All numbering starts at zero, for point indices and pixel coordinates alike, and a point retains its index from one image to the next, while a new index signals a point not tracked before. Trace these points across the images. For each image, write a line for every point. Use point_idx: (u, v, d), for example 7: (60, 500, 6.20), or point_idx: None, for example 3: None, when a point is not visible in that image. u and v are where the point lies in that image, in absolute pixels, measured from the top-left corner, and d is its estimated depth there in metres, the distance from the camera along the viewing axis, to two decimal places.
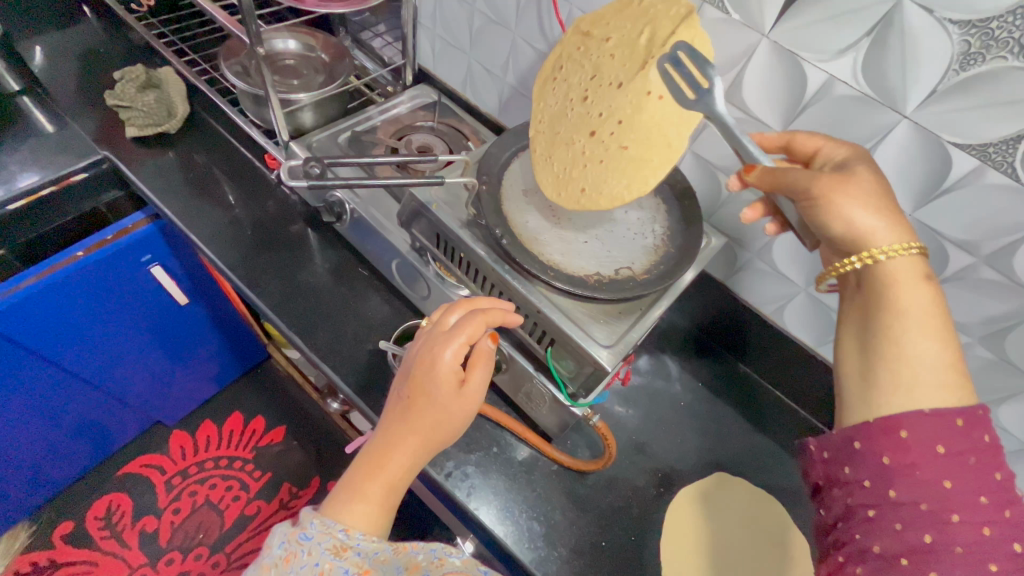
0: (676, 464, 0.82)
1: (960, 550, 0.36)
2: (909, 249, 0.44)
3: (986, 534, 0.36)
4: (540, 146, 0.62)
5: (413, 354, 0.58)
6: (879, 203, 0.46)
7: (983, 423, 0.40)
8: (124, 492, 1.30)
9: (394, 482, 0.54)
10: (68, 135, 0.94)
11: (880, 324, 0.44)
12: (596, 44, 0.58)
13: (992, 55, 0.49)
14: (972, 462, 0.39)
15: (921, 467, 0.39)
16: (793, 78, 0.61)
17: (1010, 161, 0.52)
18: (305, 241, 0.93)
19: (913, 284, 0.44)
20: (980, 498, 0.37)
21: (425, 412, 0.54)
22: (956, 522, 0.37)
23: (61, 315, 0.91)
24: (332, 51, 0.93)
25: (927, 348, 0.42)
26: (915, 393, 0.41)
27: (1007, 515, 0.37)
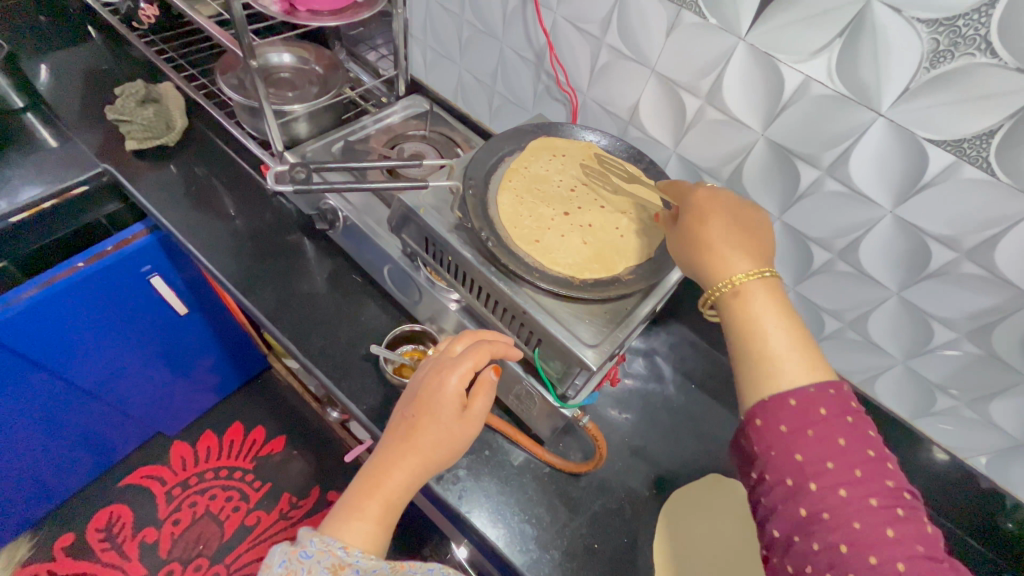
0: (670, 466, 0.82)
1: (827, 516, 0.40)
2: (758, 274, 0.52)
3: (843, 494, 0.41)
4: (517, 184, 0.70)
5: (418, 377, 0.60)
6: (737, 241, 0.54)
7: (818, 397, 0.44)
8: (125, 503, 1.30)
9: (391, 500, 0.53)
10: (71, 150, 0.96)
11: (734, 331, 0.50)
12: (594, 164, 0.73)
13: (961, 52, 0.50)
14: (814, 434, 0.43)
15: (776, 448, 0.44)
16: (771, 79, 0.62)
17: (984, 156, 0.53)
18: (301, 250, 0.95)
19: (757, 293, 0.51)
20: (827, 464, 0.42)
21: (428, 430, 0.55)
22: (814, 490, 0.41)
23: (64, 325, 0.93)
24: (326, 63, 0.95)
25: (776, 338, 0.48)
26: (760, 381, 0.47)
27: (857, 475, 0.41)
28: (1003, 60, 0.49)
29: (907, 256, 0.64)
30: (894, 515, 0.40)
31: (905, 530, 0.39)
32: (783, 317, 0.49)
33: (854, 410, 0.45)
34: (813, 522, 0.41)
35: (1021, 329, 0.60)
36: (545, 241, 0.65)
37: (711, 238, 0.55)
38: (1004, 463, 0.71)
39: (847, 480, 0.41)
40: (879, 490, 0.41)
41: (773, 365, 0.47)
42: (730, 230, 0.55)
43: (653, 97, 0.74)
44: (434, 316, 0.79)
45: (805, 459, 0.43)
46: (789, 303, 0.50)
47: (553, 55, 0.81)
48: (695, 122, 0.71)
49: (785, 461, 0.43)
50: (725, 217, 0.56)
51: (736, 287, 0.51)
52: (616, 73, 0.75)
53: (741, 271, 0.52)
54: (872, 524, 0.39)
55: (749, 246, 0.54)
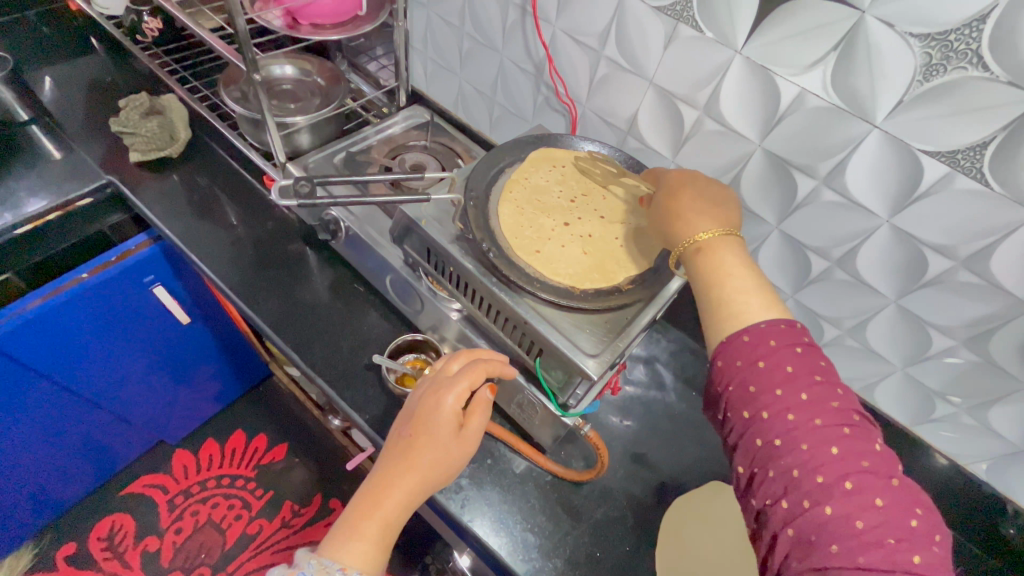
0: (672, 473, 0.82)
1: (778, 441, 0.44)
2: (718, 233, 0.56)
3: (792, 419, 0.44)
4: (517, 195, 0.70)
5: (416, 397, 0.61)
6: (702, 208, 0.59)
7: (768, 331, 0.48)
8: (127, 512, 1.30)
9: (390, 520, 0.54)
10: (75, 162, 0.97)
11: (698, 281, 0.55)
12: (594, 176, 0.74)
13: (953, 66, 0.51)
14: (765, 365, 0.47)
15: (734, 383, 0.48)
16: (767, 91, 0.63)
17: (978, 167, 0.54)
18: (303, 260, 0.96)
19: (718, 247, 0.55)
20: (776, 390, 0.45)
21: (426, 449, 0.56)
22: (765, 417, 0.45)
23: (68, 335, 0.93)
24: (327, 75, 0.96)
25: (734, 284, 0.52)
26: (723, 323, 0.51)
27: (803, 399, 0.44)
28: (994, 74, 0.50)
29: (905, 265, 0.64)
30: (841, 435, 0.42)
31: (849, 447, 0.42)
32: (741, 266, 0.54)
33: (803, 343, 0.48)
34: (768, 450, 0.44)
35: (1017, 337, 0.61)
36: (545, 251, 0.66)
37: (677, 209, 0.60)
38: (1004, 469, 0.72)
39: (795, 405, 0.44)
40: (825, 413, 0.43)
41: (731, 307, 0.51)
42: (695, 200, 0.60)
43: (651, 108, 0.75)
44: (435, 325, 0.80)
45: (758, 390, 0.46)
46: (747, 253, 0.55)
47: (551, 67, 0.82)
48: (692, 133, 0.72)
49: (741, 394, 0.47)
50: (691, 190, 0.61)
51: (697, 244, 0.56)
52: (614, 85, 0.76)
53: (704, 230, 0.57)
54: (818, 444, 0.42)
55: (712, 210, 0.59)
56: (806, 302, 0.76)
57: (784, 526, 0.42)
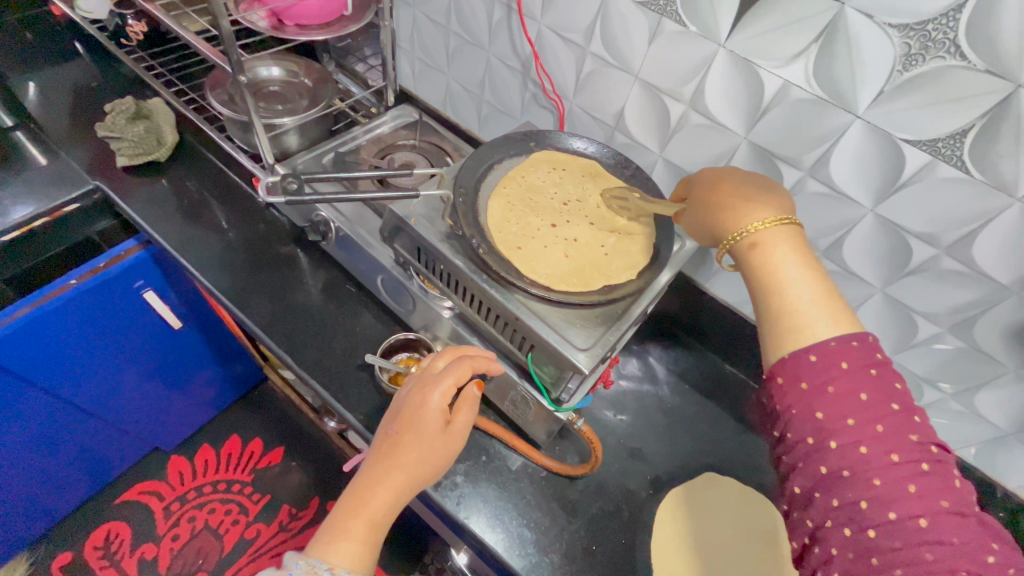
0: (666, 466, 0.83)
1: (847, 474, 0.41)
2: (778, 222, 0.52)
3: (864, 452, 0.41)
4: (511, 191, 0.71)
5: (402, 395, 0.62)
6: (755, 197, 0.55)
7: (840, 350, 0.44)
8: (122, 520, 1.30)
9: (376, 519, 0.54)
10: (62, 168, 0.97)
11: (755, 281, 0.51)
12: (593, 184, 0.74)
13: (932, 56, 0.52)
14: (835, 390, 0.43)
15: (797, 406, 0.45)
16: (751, 84, 0.64)
17: (959, 155, 0.55)
18: (294, 261, 0.95)
19: (774, 242, 0.51)
20: (848, 420, 0.42)
21: (412, 447, 0.56)
22: (833, 448, 0.42)
23: (57, 344, 0.93)
24: (315, 76, 0.96)
25: (794, 290, 0.48)
26: (783, 333, 0.47)
27: (878, 430, 0.41)
28: (971, 62, 0.50)
29: (890, 254, 0.65)
30: (918, 470, 0.40)
31: (927, 483, 0.39)
32: (803, 266, 0.49)
33: (879, 361, 0.44)
34: (833, 479, 0.42)
35: (1001, 322, 0.62)
36: (527, 249, 0.66)
37: (722, 199, 0.57)
38: (991, 454, 0.73)
39: (869, 437, 0.41)
40: (902, 446, 0.41)
41: (795, 317, 0.47)
42: (747, 190, 0.56)
43: (638, 104, 0.75)
44: (428, 324, 0.80)
45: (826, 417, 0.43)
46: (808, 248, 0.51)
47: (538, 64, 0.82)
48: (679, 127, 0.73)
49: (806, 419, 0.44)
50: (733, 178, 0.59)
51: (751, 238, 0.52)
52: (600, 80, 0.77)
53: (758, 220, 0.53)
54: (893, 480, 0.40)
55: (763, 197, 0.55)
56: None
57: (841, 550, 0.41)
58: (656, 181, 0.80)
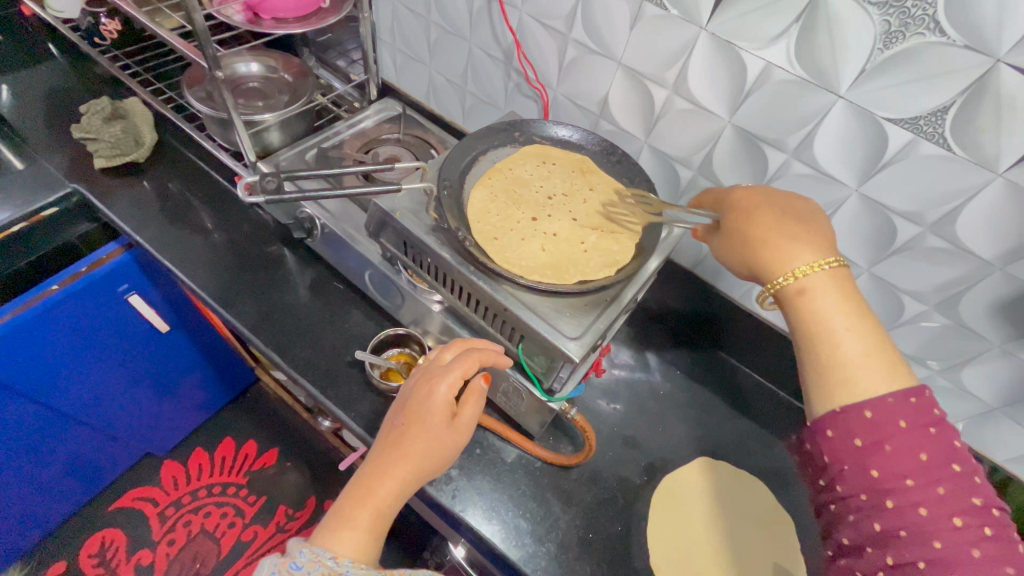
0: (661, 453, 0.83)
1: (904, 534, 0.40)
2: (825, 266, 0.50)
3: (924, 514, 0.39)
4: (496, 183, 0.71)
5: (408, 386, 0.61)
6: (796, 235, 0.52)
7: (897, 407, 0.43)
8: (117, 527, 1.28)
9: (382, 509, 0.53)
10: (38, 170, 0.94)
11: (802, 329, 0.49)
12: (581, 181, 0.72)
13: (911, 32, 0.52)
14: (892, 449, 0.42)
15: (849, 462, 0.43)
16: (733, 67, 0.63)
17: (941, 132, 0.55)
18: (281, 260, 0.94)
19: (823, 288, 0.49)
20: (907, 481, 0.41)
21: (418, 439, 0.55)
22: (890, 507, 0.41)
23: (42, 351, 0.91)
24: (295, 71, 0.95)
25: (846, 341, 0.47)
26: (832, 384, 0.46)
27: (939, 493, 0.40)
28: (951, 38, 0.51)
29: (876, 234, 0.65)
30: (981, 535, 0.38)
31: (991, 549, 0.38)
32: (856, 315, 0.48)
33: (936, 419, 0.43)
34: (888, 537, 0.40)
35: (985, 297, 0.62)
36: (504, 240, 0.66)
37: (762, 235, 0.54)
38: (979, 429, 0.74)
39: (930, 499, 0.40)
40: (964, 509, 0.39)
41: (846, 370, 0.46)
42: (786, 226, 0.53)
43: (622, 90, 0.75)
44: (418, 318, 0.79)
45: (882, 476, 0.42)
46: (857, 293, 0.49)
47: (520, 52, 0.81)
48: (663, 112, 0.72)
49: (859, 476, 0.43)
50: (772, 209, 0.55)
51: (799, 284, 0.50)
52: (583, 68, 0.76)
53: (803, 263, 0.51)
54: (956, 544, 0.38)
55: (805, 234, 0.52)
56: None
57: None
58: (642, 168, 0.80)
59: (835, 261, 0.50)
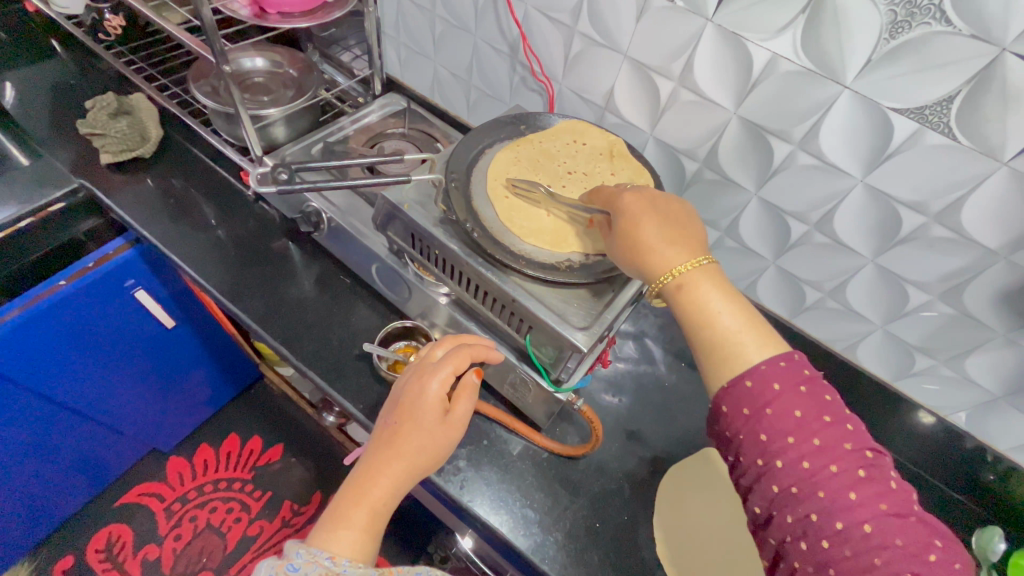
0: (665, 444, 0.83)
1: (795, 490, 0.42)
2: (699, 263, 0.53)
3: (807, 468, 0.42)
4: (524, 151, 0.72)
5: (401, 384, 0.62)
6: (673, 234, 0.55)
7: (771, 373, 0.46)
8: (124, 522, 1.29)
9: (378, 508, 0.54)
10: (43, 167, 0.94)
11: (686, 318, 0.52)
12: (607, 161, 0.72)
13: (918, 22, 0.53)
14: (773, 412, 0.44)
15: (744, 432, 0.46)
16: (740, 58, 0.64)
17: (946, 121, 0.56)
18: (287, 255, 0.95)
19: (700, 282, 0.52)
20: (789, 439, 0.43)
21: (411, 437, 0.56)
22: (780, 467, 0.43)
23: (47, 347, 0.91)
24: (299, 66, 0.95)
25: (725, 321, 0.50)
26: (720, 364, 0.49)
27: (817, 445, 0.42)
28: (957, 27, 0.51)
29: (881, 224, 0.66)
30: (857, 477, 0.41)
31: (868, 491, 0.40)
32: (728, 299, 0.51)
33: (807, 377, 0.46)
34: (786, 496, 0.42)
35: (990, 287, 0.63)
36: (514, 201, 0.67)
37: (648, 239, 0.55)
38: (983, 419, 0.74)
39: (809, 451, 0.42)
40: (839, 456, 0.42)
41: (728, 349, 0.49)
42: (664, 225, 0.56)
43: (628, 83, 0.75)
44: (424, 311, 0.80)
45: (769, 438, 0.44)
46: (726, 281, 0.52)
47: (526, 45, 0.81)
48: (669, 104, 0.73)
49: (752, 443, 0.45)
50: (654, 212, 0.57)
51: (678, 281, 0.52)
52: (589, 61, 0.77)
53: (681, 262, 0.53)
54: (837, 491, 0.41)
55: (682, 236, 0.55)
56: (786, 267, 0.78)
57: (804, 564, 0.41)
58: (648, 160, 0.80)
59: (707, 259, 0.53)
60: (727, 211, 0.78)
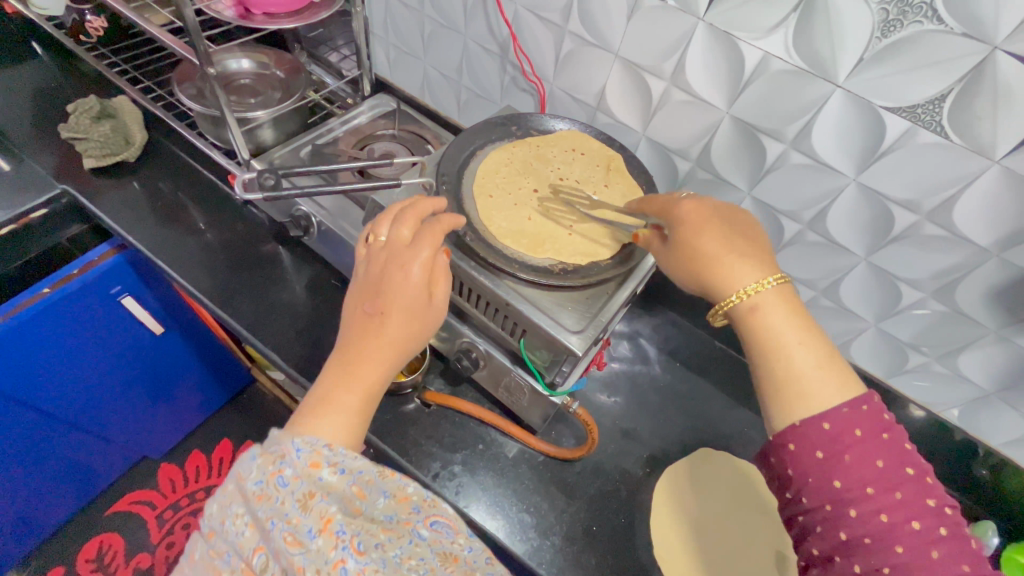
0: (662, 444, 0.83)
1: (868, 541, 0.40)
2: (770, 282, 0.50)
3: (885, 521, 0.40)
4: (519, 153, 0.73)
5: (368, 270, 0.54)
6: (741, 250, 0.53)
7: (852, 417, 0.43)
8: (114, 531, 1.27)
9: (367, 397, 0.50)
10: (25, 172, 0.92)
11: (754, 344, 0.49)
12: (604, 173, 0.72)
13: (909, 21, 0.52)
14: (850, 459, 0.42)
15: (813, 475, 0.43)
16: (731, 58, 0.63)
17: (938, 120, 0.56)
18: (277, 259, 0.93)
19: (773, 305, 0.49)
20: (868, 488, 0.41)
21: (397, 324, 0.51)
22: (854, 516, 0.41)
23: (33, 356, 0.89)
24: (287, 67, 0.93)
25: (801, 355, 0.47)
26: (789, 401, 0.46)
27: (897, 497, 0.40)
28: (949, 26, 0.51)
29: (873, 222, 0.66)
30: (936, 535, 0.39)
31: (948, 550, 0.39)
32: (801, 329, 0.48)
33: (887, 425, 0.44)
34: (855, 546, 0.40)
35: (983, 283, 0.63)
36: (497, 200, 0.68)
37: (711, 252, 0.53)
38: (974, 414, 0.75)
39: (889, 505, 0.40)
40: (920, 511, 0.40)
41: (802, 385, 0.46)
42: (732, 242, 0.53)
43: (619, 83, 0.75)
44: None
45: (844, 486, 0.42)
46: (799, 306, 0.50)
47: (516, 45, 0.81)
48: (661, 103, 0.72)
49: (823, 487, 0.42)
50: (719, 226, 0.55)
51: (750, 302, 0.49)
52: (580, 61, 0.76)
53: (750, 282, 0.51)
54: (917, 548, 0.39)
55: (752, 252, 0.53)
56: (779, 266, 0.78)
57: None
58: (640, 160, 0.80)
59: (779, 278, 0.50)
60: None
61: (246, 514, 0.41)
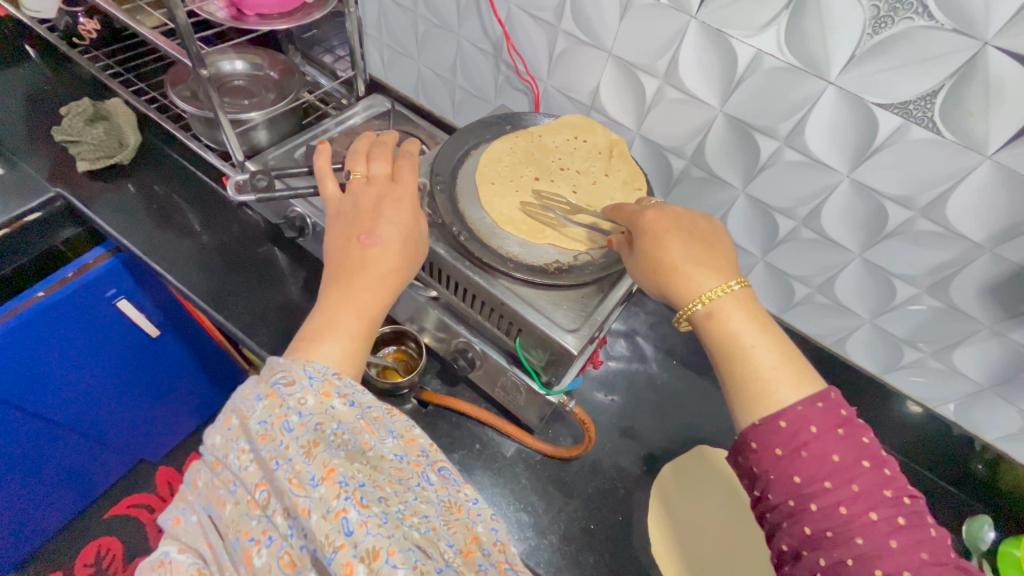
0: (660, 442, 0.83)
1: (830, 534, 0.40)
2: (731, 288, 0.51)
3: (844, 513, 0.40)
4: (521, 143, 0.73)
5: (351, 216, 0.58)
6: (702, 258, 0.53)
7: (807, 414, 0.44)
8: (112, 535, 1.27)
9: (366, 327, 0.53)
10: (19, 176, 0.92)
11: (716, 348, 0.50)
12: (607, 160, 0.72)
13: (900, 17, 0.52)
14: (808, 454, 0.43)
15: (774, 472, 0.43)
16: (724, 56, 0.63)
17: (930, 116, 0.56)
18: (273, 261, 0.93)
19: (731, 311, 0.50)
20: (825, 483, 0.41)
21: (389, 258, 0.55)
22: (815, 510, 0.41)
23: (29, 360, 0.89)
24: (281, 68, 0.93)
25: (761, 355, 0.48)
26: (750, 401, 0.47)
27: (854, 490, 0.41)
28: (940, 22, 0.51)
29: (866, 218, 0.66)
30: (895, 524, 0.40)
31: (907, 539, 0.39)
32: (759, 331, 0.49)
33: (844, 419, 0.44)
34: (819, 539, 0.41)
35: (978, 277, 0.63)
36: (498, 187, 0.68)
37: (673, 260, 0.53)
38: (970, 408, 0.75)
39: (847, 497, 0.41)
40: (878, 502, 0.40)
41: (761, 385, 0.47)
42: (691, 248, 0.53)
43: (613, 81, 0.75)
44: (414, 315, 0.78)
45: (804, 480, 0.42)
46: (758, 310, 0.50)
47: (509, 45, 0.81)
48: (655, 101, 0.72)
49: (784, 483, 0.43)
50: (679, 233, 0.54)
51: (708, 308, 0.50)
52: (574, 60, 0.76)
53: (711, 287, 0.51)
54: (876, 538, 0.39)
55: (711, 258, 0.53)
56: (774, 263, 0.78)
57: None
58: (634, 157, 0.80)
59: (738, 283, 0.51)
60: (715, 209, 0.78)
61: (251, 451, 0.41)
